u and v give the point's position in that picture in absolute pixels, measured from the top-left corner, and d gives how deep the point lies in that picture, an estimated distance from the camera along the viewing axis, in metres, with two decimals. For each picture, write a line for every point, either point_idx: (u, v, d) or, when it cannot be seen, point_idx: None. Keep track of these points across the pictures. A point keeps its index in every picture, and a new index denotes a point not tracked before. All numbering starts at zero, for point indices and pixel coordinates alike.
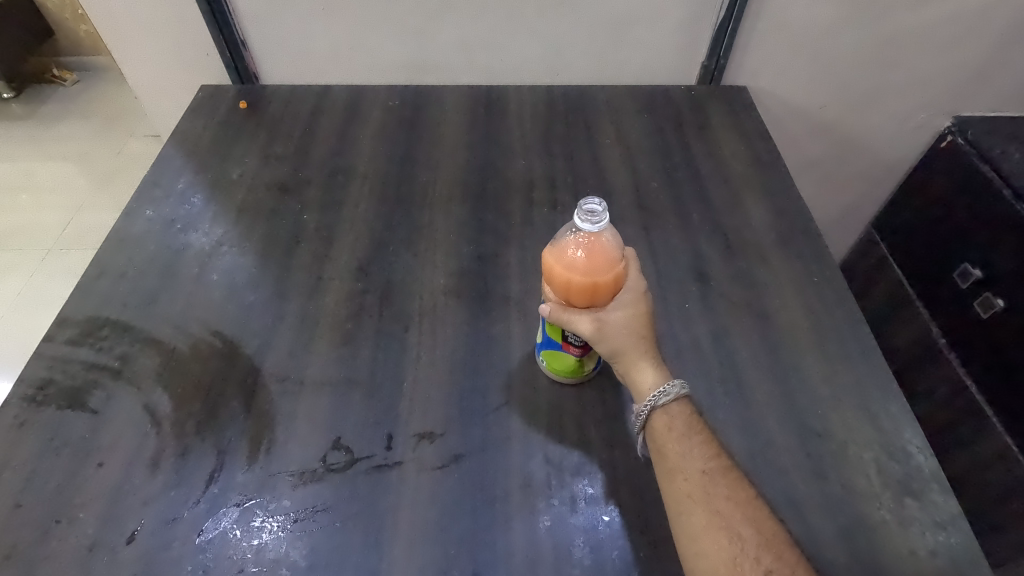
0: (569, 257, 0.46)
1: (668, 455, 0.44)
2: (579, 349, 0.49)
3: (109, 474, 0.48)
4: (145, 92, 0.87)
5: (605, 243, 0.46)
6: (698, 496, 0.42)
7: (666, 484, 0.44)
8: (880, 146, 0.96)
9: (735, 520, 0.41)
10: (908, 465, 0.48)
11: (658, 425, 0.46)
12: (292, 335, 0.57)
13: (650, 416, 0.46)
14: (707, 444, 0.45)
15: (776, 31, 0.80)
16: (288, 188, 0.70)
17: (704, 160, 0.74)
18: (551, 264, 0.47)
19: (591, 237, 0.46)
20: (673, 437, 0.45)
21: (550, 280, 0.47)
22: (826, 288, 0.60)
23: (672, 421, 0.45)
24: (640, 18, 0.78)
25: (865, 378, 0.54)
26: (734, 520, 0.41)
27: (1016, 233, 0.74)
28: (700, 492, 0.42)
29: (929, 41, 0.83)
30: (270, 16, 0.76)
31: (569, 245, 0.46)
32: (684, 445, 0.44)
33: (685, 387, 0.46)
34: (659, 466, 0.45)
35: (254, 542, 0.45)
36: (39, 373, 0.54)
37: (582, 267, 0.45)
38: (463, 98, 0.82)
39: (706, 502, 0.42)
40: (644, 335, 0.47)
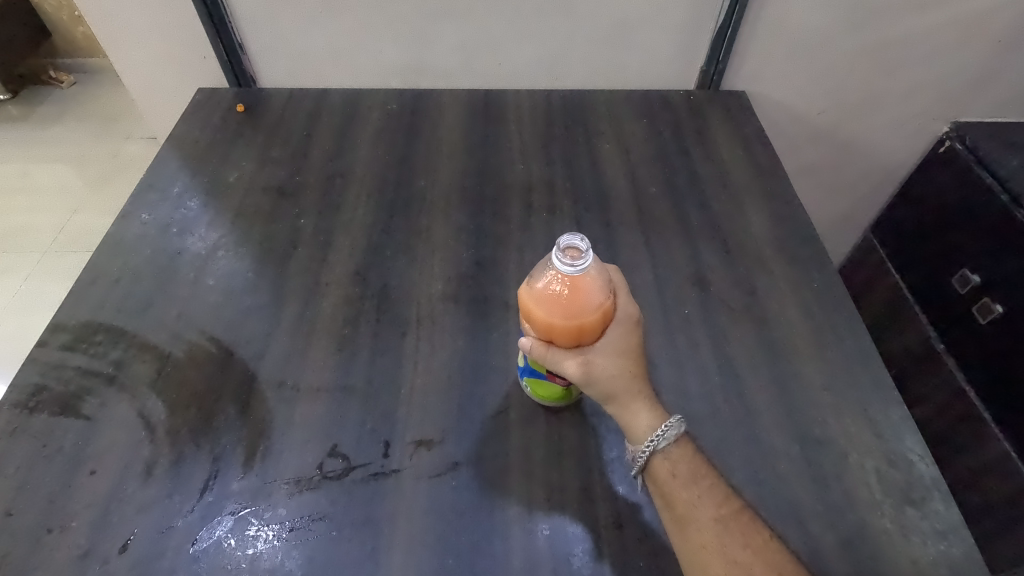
0: (550, 301, 0.44)
1: (676, 503, 0.43)
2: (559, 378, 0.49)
3: (103, 482, 0.47)
4: (141, 94, 0.86)
5: (590, 282, 0.44)
6: (714, 547, 0.41)
7: (679, 535, 0.42)
8: (879, 151, 0.96)
9: (755, 568, 0.40)
10: (909, 473, 0.48)
11: (659, 472, 0.44)
12: (288, 341, 0.56)
13: (650, 462, 0.45)
14: (713, 488, 0.43)
15: (776, 35, 0.80)
16: (285, 192, 0.69)
17: (703, 165, 0.73)
18: (531, 303, 0.45)
19: (574, 278, 0.43)
20: (678, 484, 0.44)
21: (531, 317, 0.46)
22: (826, 294, 0.60)
23: (675, 468, 0.44)
24: (639, 22, 0.77)
25: (865, 385, 0.53)
26: (754, 568, 0.40)
27: (1016, 240, 0.73)
28: (716, 542, 0.41)
29: (926, 47, 0.83)
30: (267, 19, 0.76)
31: (550, 285, 0.44)
32: (692, 492, 0.43)
33: (682, 423, 0.45)
34: (667, 516, 0.43)
35: (249, 551, 0.44)
36: (32, 380, 0.53)
37: (564, 311, 0.44)
38: (462, 103, 0.81)
39: (724, 553, 0.41)
40: (637, 372, 0.46)
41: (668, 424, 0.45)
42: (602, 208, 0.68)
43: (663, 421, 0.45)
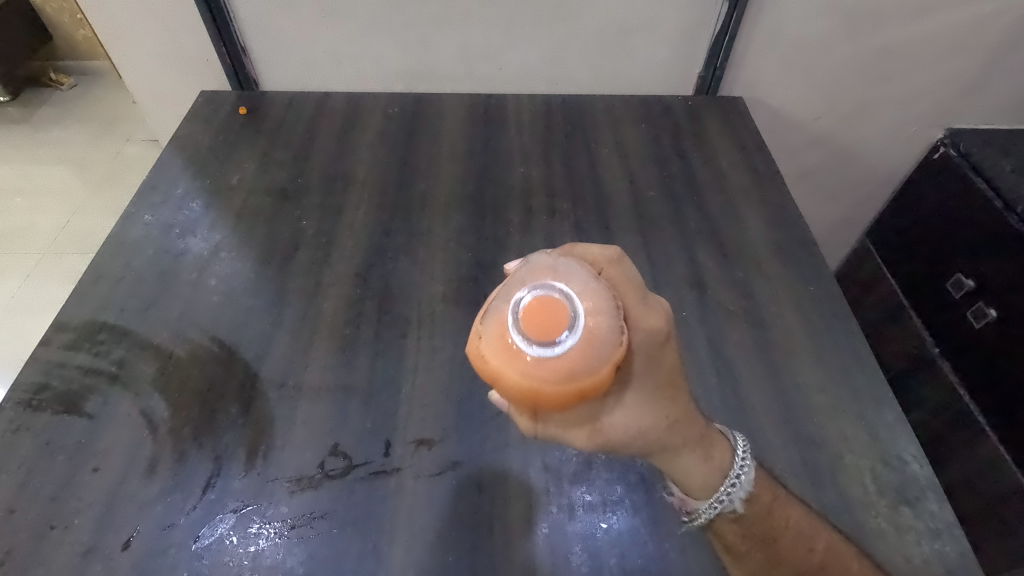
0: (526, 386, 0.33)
1: (748, 562, 0.43)
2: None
3: (106, 479, 0.48)
4: (144, 97, 0.87)
5: (573, 354, 0.32)
6: None
7: None
8: (875, 157, 0.97)
9: None
10: (903, 473, 0.49)
11: (726, 531, 0.43)
12: (290, 341, 0.57)
13: (716, 520, 0.43)
14: (791, 548, 0.42)
15: (772, 42, 0.81)
16: (287, 194, 0.70)
17: (701, 170, 0.74)
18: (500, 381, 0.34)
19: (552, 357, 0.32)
20: (749, 545, 0.43)
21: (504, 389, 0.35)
22: (821, 297, 0.61)
23: (745, 531, 0.43)
24: (638, 28, 0.79)
25: (860, 386, 0.54)
26: None
27: (1008, 244, 0.75)
28: None
29: (921, 55, 0.84)
30: (270, 23, 0.77)
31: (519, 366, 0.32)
32: (767, 553, 0.43)
33: (752, 471, 0.43)
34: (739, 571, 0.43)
35: (251, 549, 0.45)
36: (34, 378, 0.53)
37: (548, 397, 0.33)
38: (462, 107, 0.82)
39: None
40: (679, 417, 0.40)
41: (735, 477, 0.42)
42: (602, 212, 0.68)
43: (731, 466, 0.43)
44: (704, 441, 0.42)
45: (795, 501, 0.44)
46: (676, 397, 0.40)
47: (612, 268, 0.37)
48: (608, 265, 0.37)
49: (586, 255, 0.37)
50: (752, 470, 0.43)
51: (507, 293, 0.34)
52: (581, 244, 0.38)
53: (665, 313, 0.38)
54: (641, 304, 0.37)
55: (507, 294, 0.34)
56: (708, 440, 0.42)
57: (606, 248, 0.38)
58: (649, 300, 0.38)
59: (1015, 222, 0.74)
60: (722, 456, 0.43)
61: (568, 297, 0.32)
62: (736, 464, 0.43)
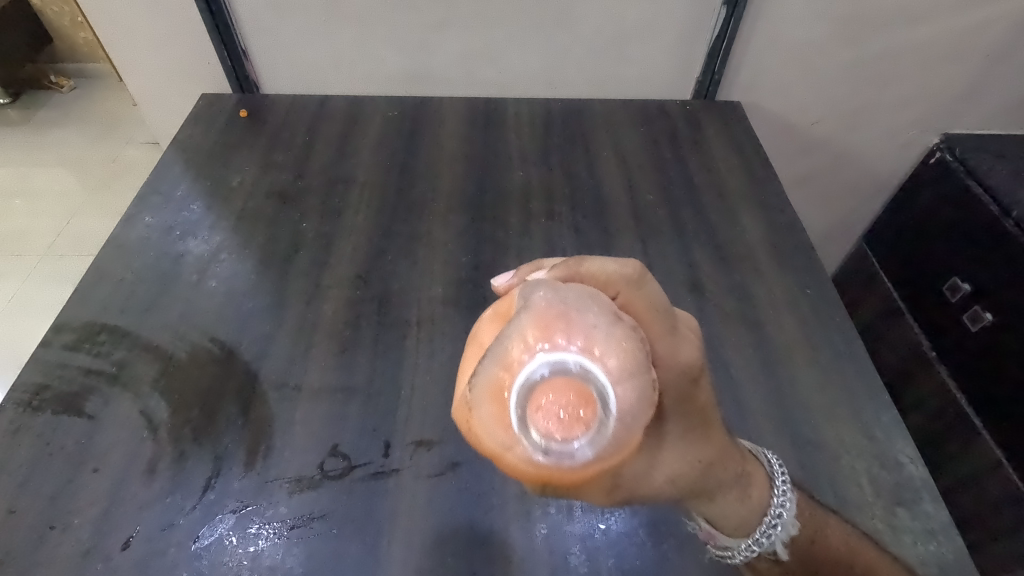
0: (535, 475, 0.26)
1: None
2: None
3: (105, 480, 0.48)
4: (144, 99, 0.87)
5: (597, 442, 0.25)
6: None
7: None
8: (872, 162, 0.98)
9: None
10: (899, 475, 0.49)
11: (764, 568, 0.44)
12: (290, 342, 0.57)
13: (753, 560, 0.44)
14: None
15: (770, 47, 0.81)
16: (287, 196, 0.70)
17: (698, 174, 0.75)
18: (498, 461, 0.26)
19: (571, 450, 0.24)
20: None
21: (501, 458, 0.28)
22: (818, 300, 0.61)
23: (784, 567, 0.44)
24: (636, 33, 0.79)
25: (857, 388, 0.54)
26: None
27: (1004, 248, 0.75)
28: None
29: (917, 60, 0.85)
30: (271, 26, 0.77)
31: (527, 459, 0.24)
32: None
33: (791, 508, 0.43)
34: None
35: (250, 549, 0.45)
36: (34, 379, 0.54)
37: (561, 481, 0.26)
38: (462, 110, 0.83)
39: None
40: (712, 453, 0.40)
41: (775, 516, 0.43)
42: (600, 215, 0.69)
43: (770, 503, 0.43)
44: (741, 480, 0.43)
45: (841, 522, 0.44)
46: (710, 430, 0.41)
47: (634, 291, 0.33)
48: (630, 288, 0.33)
49: (603, 277, 0.32)
50: (791, 508, 0.43)
51: (500, 345, 0.25)
52: (593, 263, 0.33)
53: (695, 340, 0.38)
54: (666, 327, 0.35)
55: (501, 346, 0.25)
56: (744, 478, 0.43)
57: (623, 267, 0.34)
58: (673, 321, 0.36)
59: (1009, 226, 0.74)
60: (760, 495, 0.43)
61: (586, 369, 0.24)
62: (774, 501, 0.43)
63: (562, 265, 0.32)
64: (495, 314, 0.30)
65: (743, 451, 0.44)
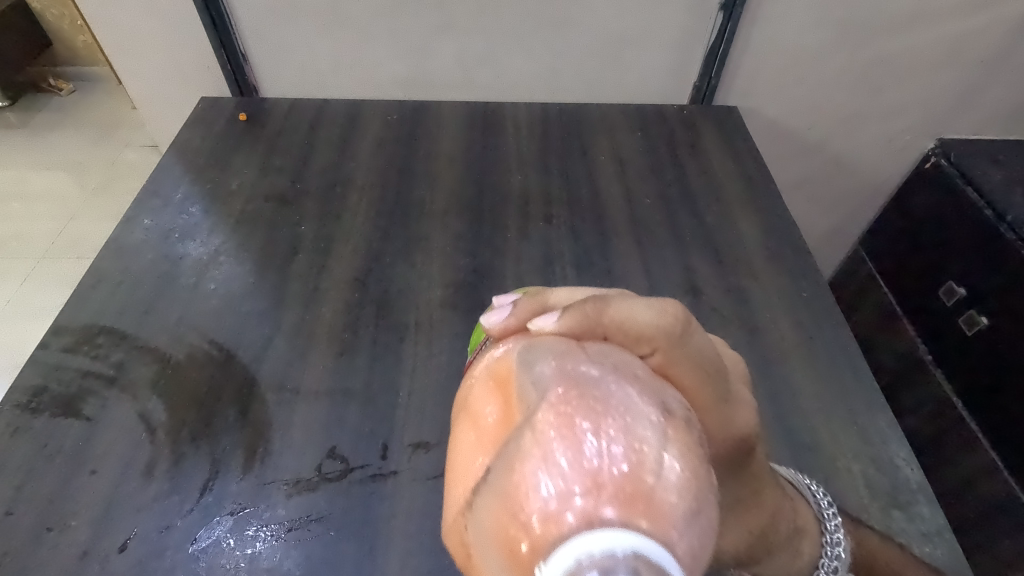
0: None
1: None
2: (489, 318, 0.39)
3: (103, 482, 0.48)
4: (143, 102, 0.88)
5: None
6: None
7: None
8: (868, 167, 0.98)
9: None
10: (895, 477, 0.49)
11: None
12: (289, 344, 0.57)
13: None
14: None
15: (767, 53, 0.82)
16: (286, 200, 0.71)
17: (695, 178, 0.75)
18: None
19: None
20: None
21: None
22: (814, 303, 0.62)
23: None
24: (634, 38, 0.80)
25: (853, 392, 0.55)
26: None
27: (999, 252, 0.76)
28: None
29: (912, 67, 0.85)
30: (271, 31, 0.78)
31: None
32: None
33: (845, 562, 0.41)
34: None
35: (248, 551, 0.45)
36: (32, 381, 0.54)
37: None
38: (461, 114, 0.83)
39: None
40: (766, 517, 0.39)
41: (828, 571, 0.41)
42: (598, 219, 0.69)
43: (819, 556, 0.42)
44: (792, 537, 0.41)
45: (898, 549, 0.43)
46: (761, 493, 0.39)
47: (675, 346, 0.30)
48: (669, 343, 0.30)
49: (630, 326, 0.30)
50: (846, 563, 0.41)
51: (511, 459, 0.20)
52: (619, 306, 0.30)
53: (747, 393, 0.37)
54: (720, 393, 0.33)
55: (512, 458, 0.20)
56: (796, 535, 0.41)
57: (662, 318, 0.30)
58: (728, 385, 0.34)
59: (1004, 231, 0.75)
60: (809, 549, 0.42)
61: (638, 556, 0.17)
62: (825, 553, 0.41)
63: (582, 312, 0.29)
64: (498, 377, 0.26)
65: (793, 502, 0.43)
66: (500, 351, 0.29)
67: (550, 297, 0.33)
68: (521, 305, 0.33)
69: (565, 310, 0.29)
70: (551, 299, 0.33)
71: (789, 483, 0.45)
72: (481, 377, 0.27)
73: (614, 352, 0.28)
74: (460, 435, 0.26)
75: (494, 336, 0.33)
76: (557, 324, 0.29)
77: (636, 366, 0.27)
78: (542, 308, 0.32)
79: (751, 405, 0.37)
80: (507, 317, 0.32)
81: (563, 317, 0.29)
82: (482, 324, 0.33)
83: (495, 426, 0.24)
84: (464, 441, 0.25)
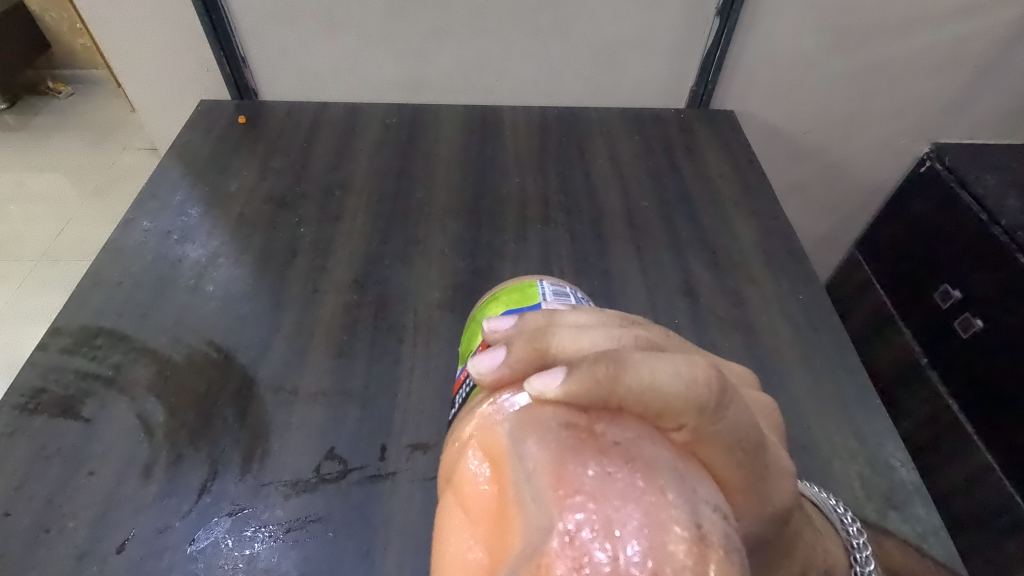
0: None
1: None
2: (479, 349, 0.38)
3: (101, 483, 0.48)
4: (142, 105, 0.88)
5: None
6: None
7: None
8: (864, 171, 0.99)
9: None
10: (891, 478, 0.50)
11: None
12: (287, 346, 0.57)
13: None
14: None
15: (762, 58, 0.83)
16: (285, 202, 0.71)
17: (692, 182, 0.76)
18: None
19: None
20: None
21: None
22: (810, 306, 0.62)
23: None
24: (632, 43, 0.80)
25: (849, 393, 0.55)
26: None
27: (992, 255, 0.76)
28: None
29: (906, 72, 0.86)
30: (271, 34, 0.78)
31: None
32: None
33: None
34: None
35: (246, 551, 0.45)
36: (30, 382, 0.54)
37: None
38: (459, 117, 0.83)
39: None
40: (796, 568, 0.34)
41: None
42: (595, 221, 0.70)
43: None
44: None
45: (917, 555, 0.43)
46: (791, 551, 0.34)
47: (707, 423, 0.25)
48: (700, 420, 0.25)
49: (651, 397, 0.25)
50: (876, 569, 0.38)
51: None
52: (639, 371, 0.25)
53: (789, 458, 0.31)
54: (755, 472, 0.27)
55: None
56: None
57: (695, 386, 0.25)
58: (766, 456, 0.28)
59: (998, 233, 0.76)
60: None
61: None
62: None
63: (591, 378, 0.24)
64: (495, 459, 0.26)
65: (824, 537, 0.38)
66: (498, 418, 0.27)
67: (552, 336, 0.28)
68: (516, 347, 0.28)
69: (570, 370, 0.25)
70: (553, 340, 0.28)
71: (813, 504, 0.42)
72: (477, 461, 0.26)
73: (632, 439, 0.24)
74: (456, 511, 0.26)
75: (487, 384, 0.29)
76: (560, 391, 0.25)
77: (659, 459, 0.24)
78: (542, 357, 0.28)
79: (792, 473, 0.30)
80: (498, 366, 0.28)
81: (568, 381, 0.24)
82: (469, 370, 0.29)
83: (492, 522, 0.24)
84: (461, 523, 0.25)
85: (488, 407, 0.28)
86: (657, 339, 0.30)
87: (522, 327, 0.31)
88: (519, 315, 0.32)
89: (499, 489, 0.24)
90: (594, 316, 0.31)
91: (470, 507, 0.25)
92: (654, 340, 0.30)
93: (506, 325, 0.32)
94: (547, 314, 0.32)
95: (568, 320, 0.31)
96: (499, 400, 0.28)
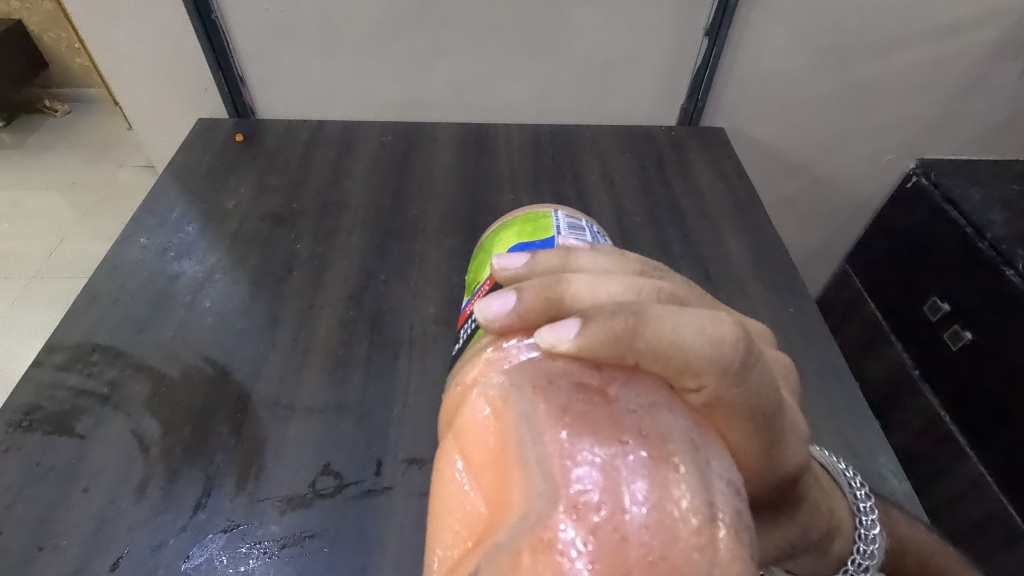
0: None
1: None
2: (487, 287, 0.39)
3: (95, 500, 0.48)
4: (140, 124, 0.89)
5: None
6: None
7: None
8: (851, 187, 1.01)
9: None
10: (884, 488, 0.50)
11: None
12: (283, 362, 0.57)
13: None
14: None
15: (750, 77, 0.85)
16: (282, 219, 0.71)
17: (682, 198, 0.77)
18: None
19: None
20: None
21: None
22: (801, 319, 0.63)
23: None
24: (622, 62, 0.82)
25: (840, 405, 0.56)
26: None
27: (977, 268, 0.78)
28: None
29: (890, 91, 0.88)
30: (268, 55, 0.79)
31: None
32: None
33: (878, 561, 0.37)
34: None
35: (241, 568, 0.45)
36: (26, 400, 0.54)
37: None
38: (453, 135, 0.84)
39: None
40: (799, 528, 0.35)
41: (856, 570, 0.37)
42: None
43: (848, 555, 0.37)
44: (824, 541, 0.36)
45: (925, 530, 0.45)
46: (798, 508, 0.35)
47: (728, 385, 0.25)
48: (721, 382, 0.25)
49: (672, 353, 0.25)
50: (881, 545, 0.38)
51: (510, 565, 0.21)
52: (661, 325, 0.25)
53: (804, 420, 0.31)
54: (769, 436, 0.28)
55: (511, 563, 0.21)
56: (829, 538, 0.37)
57: (718, 346, 0.25)
58: (783, 421, 0.28)
59: (984, 248, 0.77)
60: (839, 548, 0.37)
61: None
62: (857, 549, 0.37)
63: (609, 330, 0.24)
64: (500, 414, 0.26)
65: (830, 498, 0.38)
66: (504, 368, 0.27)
67: (568, 285, 0.28)
68: (528, 294, 0.28)
69: (586, 323, 0.25)
70: (568, 290, 0.28)
71: (822, 467, 0.41)
72: (482, 417, 0.26)
73: (645, 405, 0.24)
74: (454, 457, 0.27)
75: (494, 331, 0.28)
76: (573, 344, 0.25)
77: (673, 426, 0.24)
78: (555, 307, 0.28)
79: (805, 436, 0.30)
80: (507, 311, 0.28)
81: (582, 334, 0.25)
82: (475, 315, 0.28)
83: (491, 475, 0.25)
84: (459, 469, 0.27)
85: (494, 351, 0.29)
86: (679, 294, 0.30)
87: (535, 270, 0.31)
88: (533, 255, 0.32)
89: (496, 440, 0.25)
90: (612, 263, 0.32)
91: (469, 457, 0.26)
92: (675, 294, 0.30)
93: (518, 264, 0.31)
94: (562, 256, 0.32)
95: (583, 264, 0.31)
96: (505, 345, 0.29)
